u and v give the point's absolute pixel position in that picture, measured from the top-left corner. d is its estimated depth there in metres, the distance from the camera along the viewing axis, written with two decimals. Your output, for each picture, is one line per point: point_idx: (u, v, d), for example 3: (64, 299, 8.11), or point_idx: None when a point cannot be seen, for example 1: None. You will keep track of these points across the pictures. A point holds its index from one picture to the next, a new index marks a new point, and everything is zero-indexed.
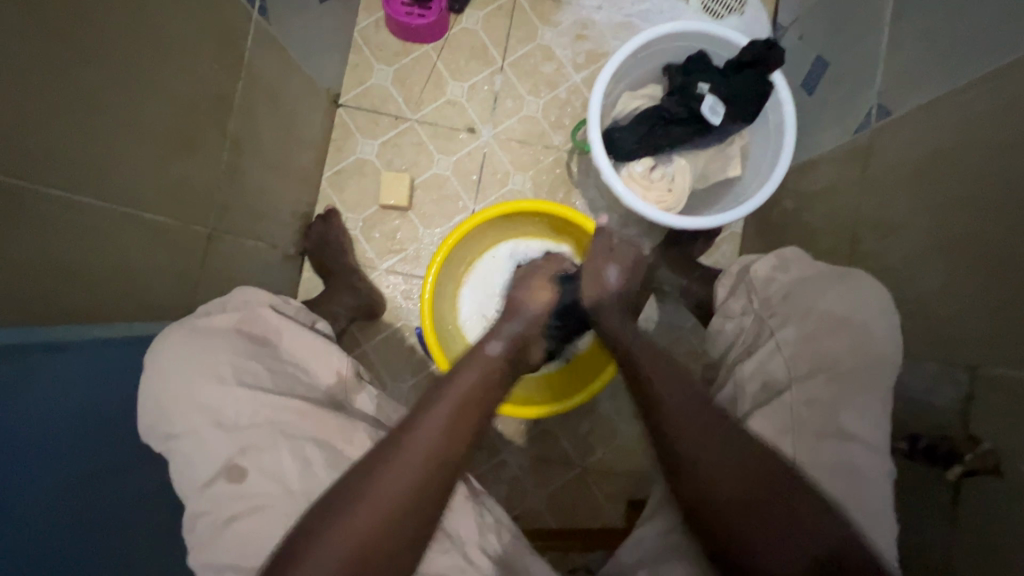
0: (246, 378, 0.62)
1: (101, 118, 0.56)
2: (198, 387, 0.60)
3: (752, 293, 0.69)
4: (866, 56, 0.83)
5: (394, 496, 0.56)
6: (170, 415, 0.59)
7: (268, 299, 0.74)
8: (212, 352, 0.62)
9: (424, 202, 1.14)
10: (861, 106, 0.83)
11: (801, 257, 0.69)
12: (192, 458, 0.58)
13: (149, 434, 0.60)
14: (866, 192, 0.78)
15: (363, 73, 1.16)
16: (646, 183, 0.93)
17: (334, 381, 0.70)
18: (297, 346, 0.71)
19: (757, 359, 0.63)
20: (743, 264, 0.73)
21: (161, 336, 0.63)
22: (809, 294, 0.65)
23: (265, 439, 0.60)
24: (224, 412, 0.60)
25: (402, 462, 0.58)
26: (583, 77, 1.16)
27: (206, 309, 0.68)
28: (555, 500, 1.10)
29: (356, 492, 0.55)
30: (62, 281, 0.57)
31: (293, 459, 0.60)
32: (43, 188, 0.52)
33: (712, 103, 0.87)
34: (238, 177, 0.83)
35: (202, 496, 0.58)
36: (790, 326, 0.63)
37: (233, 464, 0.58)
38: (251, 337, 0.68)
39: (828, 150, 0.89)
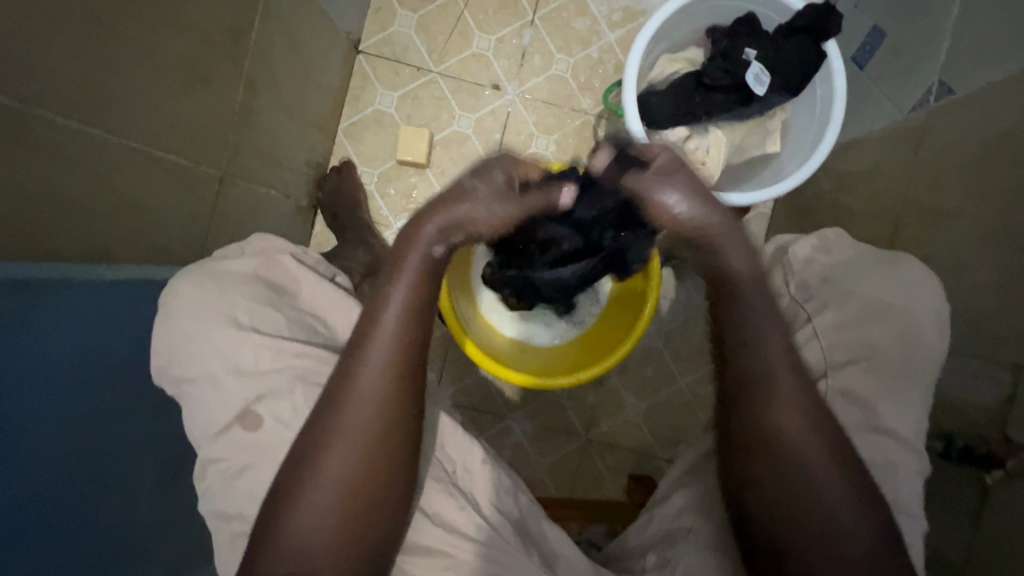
0: (263, 326, 0.59)
1: (112, 43, 0.52)
2: (212, 329, 0.58)
3: (790, 275, 0.63)
4: (929, 27, 0.77)
5: (366, 417, 0.52)
6: (185, 355, 0.57)
7: (290, 248, 0.69)
8: (228, 296, 0.59)
9: (443, 159, 1.10)
10: (918, 83, 0.77)
11: (842, 238, 0.64)
12: (205, 401, 0.56)
13: (162, 375, 0.58)
14: (915, 177, 0.74)
15: (386, 18, 1.09)
16: (683, 152, 0.86)
17: (351, 335, 0.66)
18: (318, 296, 0.67)
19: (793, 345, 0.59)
20: (779, 243, 0.68)
21: (176, 281, 0.60)
22: (849, 278, 0.60)
23: (282, 389, 0.57)
24: (240, 358, 0.57)
25: (356, 388, 0.53)
26: (618, 36, 1.09)
27: (224, 254, 0.64)
28: (557, 469, 1.10)
29: (326, 420, 0.52)
30: (68, 214, 0.54)
31: (309, 410, 0.57)
32: (50, 116, 0.49)
33: (757, 71, 0.82)
34: (252, 119, 0.79)
35: (218, 440, 0.56)
36: (828, 313, 0.59)
37: (250, 413, 0.56)
38: (272, 285, 0.64)
39: (877, 130, 0.84)
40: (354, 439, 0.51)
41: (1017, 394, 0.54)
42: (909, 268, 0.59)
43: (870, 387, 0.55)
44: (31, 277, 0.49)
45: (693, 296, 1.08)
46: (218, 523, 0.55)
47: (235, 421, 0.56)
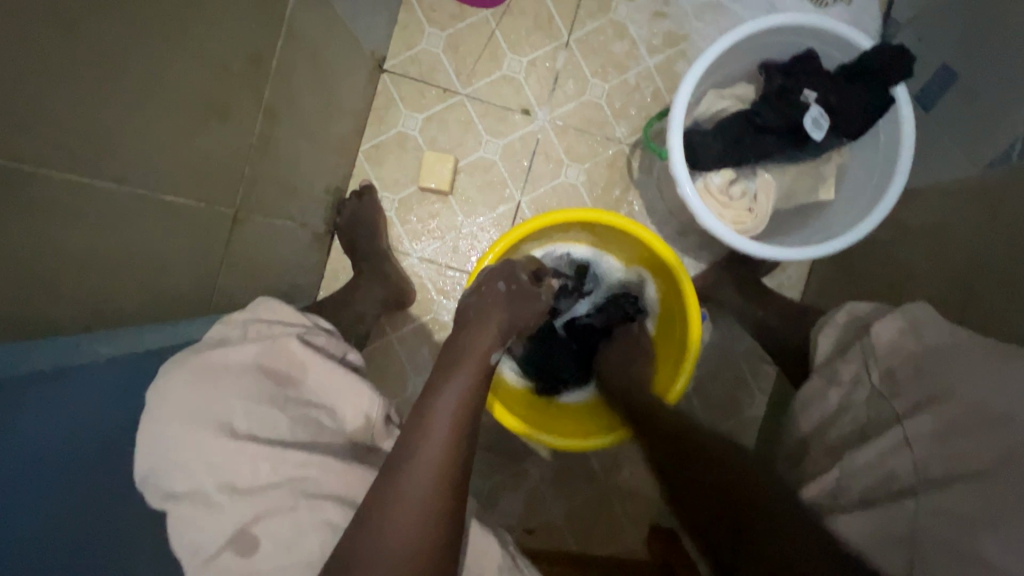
0: (261, 431, 0.50)
1: (118, 87, 0.47)
2: (201, 437, 0.47)
3: (869, 359, 0.60)
4: (1013, 75, 0.69)
5: (424, 510, 0.46)
6: (169, 467, 0.46)
7: (297, 326, 0.61)
8: (224, 393, 0.50)
9: (467, 186, 1.05)
10: (997, 136, 0.70)
11: (934, 318, 0.59)
12: (191, 526, 0.46)
13: (144, 489, 0.47)
14: (992, 241, 0.67)
15: (412, 36, 1.04)
16: (724, 199, 0.82)
17: (361, 424, 0.58)
18: (325, 383, 0.58)
19: (877, 450, 0.55)
20: (853, 312, 0.66)
21: (162, 375, 0.50)
22: (946, 367, 0.54)
23: (283, 507, 0.48)
24: (235, 473, 0.47)
25: (415, 472, 0.47)
26: (657, 62, 1.02)
27: (223, 334, 0.56)
28: (575, 518, 1.04)
29: (378, 516, 0.45)
30: (65, 272, 0.47)
31: (318, 535, 0.47)
32: (53, 173, 0.44)
33: (815, 115, 0.76)
34: (270, 152, 0.74)
35: (203, 574, 0.45)
36: (925, 413, 0.53)
37: (244, 540, 0.46)
38: (274, 375, 0.55)
39: (946, 182, 0.77)
40: (406, 538, 0.44)
41: None
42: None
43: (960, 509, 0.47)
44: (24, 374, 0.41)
45: (726, 342, 1.02)
46: None
47: (225, 547, 0.46)
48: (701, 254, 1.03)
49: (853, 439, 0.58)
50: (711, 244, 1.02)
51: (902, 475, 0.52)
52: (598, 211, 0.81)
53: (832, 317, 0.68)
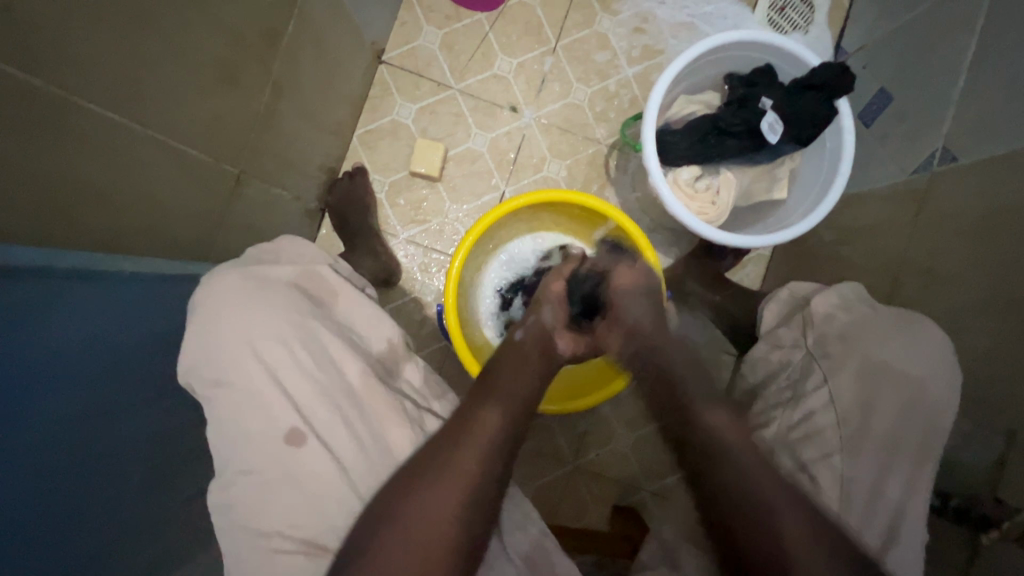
0: (306, 336, 0.60)
1: (151, 36, 0.52)
2: (259, 337, 0.58)
3: (807, 326, 0.67)
4: (936, 95, 0.80)
5: (466, 466, 0.55)
6: (220, 360, 0.57)
7: (323, 257, 0.70)
8: (274, 306, 0.60)
9: (455, 175, 1.11)
10: (922, 148, 0.81)
11: (861, 294, 0.68)
12: (244, 407, 0.56)
13: (192, 376, 0.57)
14: (916, 235, 0.76)
15: (411, 33, 1.11)
16: (691, 192, 0.90)
17: (385, 348, 0.68)
18: (352, 311, 0.68)
19: (808, 406, 0.62)
20: (797, 293, 0.73)
21: (215, 279, 0.60)
22: (867, 337, 0.63)
23: (323, 401, 0.58)
24: (282, 370, 0.58)
25: (479, 430, 0.58)
26: (635, 72, 1.12)
27: (259, 258, 0.65)
28: (543, 493, 1.09)
29: (422, 483, 0.54)
30: (75, 194, 0.51)
31: (347, 427, 0.58)
32: (79, 103, 0.48)
33: (771, 120, 0.85)
34: (274, 121, 0.79)
35: (257, 451, 0.56)
36: (845, 372, 0.62)
37: (292, 428, 0.56)
38: (308, 294, 0.65)
39: (881, 187, 0.88)
40: (461, 480, 0.54)
41: (1008, 459, 0.57)
42: (929, 336, 0.61)
43: (879, 454, 0.58)
44: (55, 266, 0.48)
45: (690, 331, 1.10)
46: (243, 537, 0.55)
47: (274, 431, 0.57)
48: (669, 249, 1.11)
49: (787, 391, 0.65)
50: (679, 241, 1.11)
51: (826, 426, 0.60)
52: (539, 192, 0.88)
53: (777, 293, 0.75)
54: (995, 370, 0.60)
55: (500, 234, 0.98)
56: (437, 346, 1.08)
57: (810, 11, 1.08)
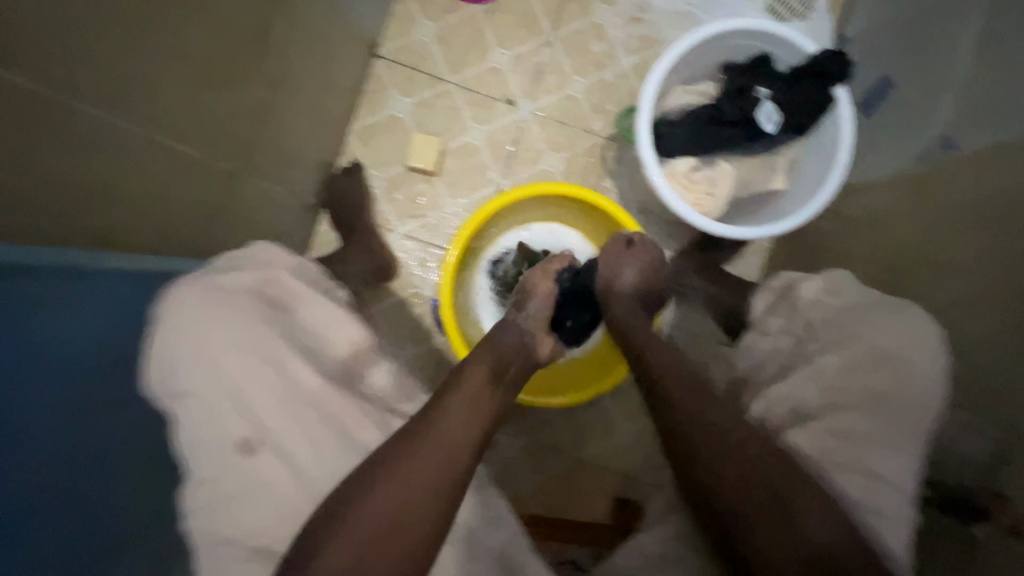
0: (265, 346, 0.58)
1: (148, 37, 0.52)
2: (217, 348, 0.55)
3: (794, 313, 0.70)
4: (937, 82, 0.79)
5: (408, 489, 0.53)
6: (182, 368, 0.54)
7: (290, 264, 0.69)
8: (232, 315, 0.57)
9: (452, 169, 1.11)
10: (924, 135, 0.79)
11: (851, 281, 0.69)
12: (200, 419, 0.54)
13: (151, 389, 0.55)
14: (917, 225, 0.75)
15: (406, 27, 1.11)
16: (688, 183, 0.89)
17: (349, 352, 0.66)
18: (312, 315, 0.66)
19: (791, 382, 0.63)
20: (786, 281, 0.74)
21: (178, 292, 0.57)
22: (853, 319, 0.64)
23: (283, 411, 0.57)
24: (243, 379, 0.55)
25: (439, 431, 0.57)
26: (633, 63, 1.11)
27: (226, 266, 0.64)
28: (543, 487, 1.09)
29: (372, 480, 0.53)
30: (61, 193, 0.51)
31: (305, 438, 0.57)
32: (73, 102, 0.49)
33: (768, 110, 0.85)
34: (269, 116, 0.79)
35: (213, 461, 0.54)
36: (831, 353, 0.62)
37: (248, 438, 0.55)
38: (269, 300, 0.63)
39: (881, 176, 0.86)
40: (416, 476, 0.54)
41: (1008, 451, 0.56)
42: (911, 316, 0.61)
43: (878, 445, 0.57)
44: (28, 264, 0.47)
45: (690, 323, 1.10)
46: (209, 547, 0.53)
47: (230, 442, 0.55)
48: (668, 242, 1.10)
49: (776, 376, 0.67)
50: (677, 233, 1.10)
51: (808, 402, 0.61)
52: (534, 186, 0.88)
53: (770, 283, 0.77)
54: (994, 361, 0.59)
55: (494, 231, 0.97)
56: (436, 341, 1.08)
57: None
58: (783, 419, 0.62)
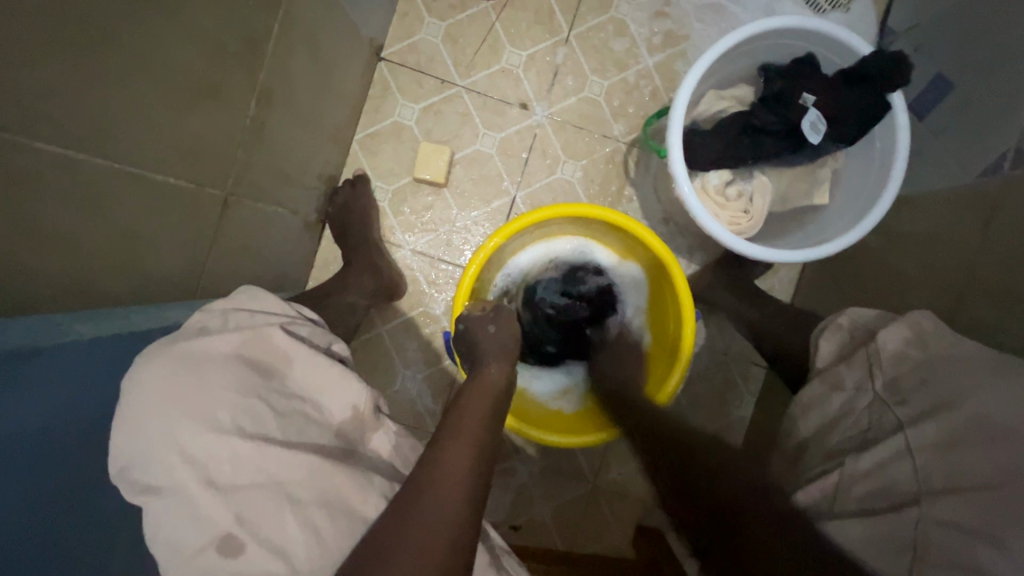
0: (249, 425, 0.49)
1: (115, 61, 0.46)
2: (186, 430, 0.46)
3: (875, 367, 0.58)
4: (1007, 86, 0.70)
5: (419, 557, 0.44)
6: (146, 461, 0.45)
7: (281, 316, 0.61)
8: (207, 389, 0.49)
9: (462, 179, 1.04)
10: (991, 147, 0.71)
11: (940, 326, 0.58)
12: (169, 519, 0.45)
13: (116, 481, 0.45)
14: (984, 249, 0.67)
15: (411, 26, 1.03)
16: (721, 200, 0.82)
17: (349, 418, 0.57)
18: (309, 377, 0.57)
19: (875, 457, 0.53)
20: (856, 321, 0.65)
21: (140, 365, 0.49)
22: (951, 379, 0.53)
23: (271, 499, 0.47)
24: (218, 464, 0.47)
25: (443, 485, 0.50)
26: (656, 61, 1.02)
27: (203, 322, 0.56)
28: (562, 516, 1.03)
29: (373, 560, 0.44)
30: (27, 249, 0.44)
31: (302, 532, 0.47)
32: (37, 145, 0.43)
33: (813, 118, 0.75)
34: (263, 135, 0.72)
35: (184, 570, 0.45)
36: (929, 424, 0.52)
37: (228, 537, 0.45)
38: (256, 366, 0.54)
39: (938, 190, 0.78)
40: (426, 543, 0.45)
41: None
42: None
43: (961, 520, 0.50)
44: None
45: (717, 342, 1.03)
46: None
47: (209, 544, 0.45)
48: (694, 254, 1.03)
49: (855, 444, 0.56)
50: (704, 246, 1.03)
51: (900, 481, 0.51)
52: (551, 206, 0.80)
53: (837, 320, 0.67)
54: None
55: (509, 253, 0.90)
56: (448, 363, 1.02)
57: None
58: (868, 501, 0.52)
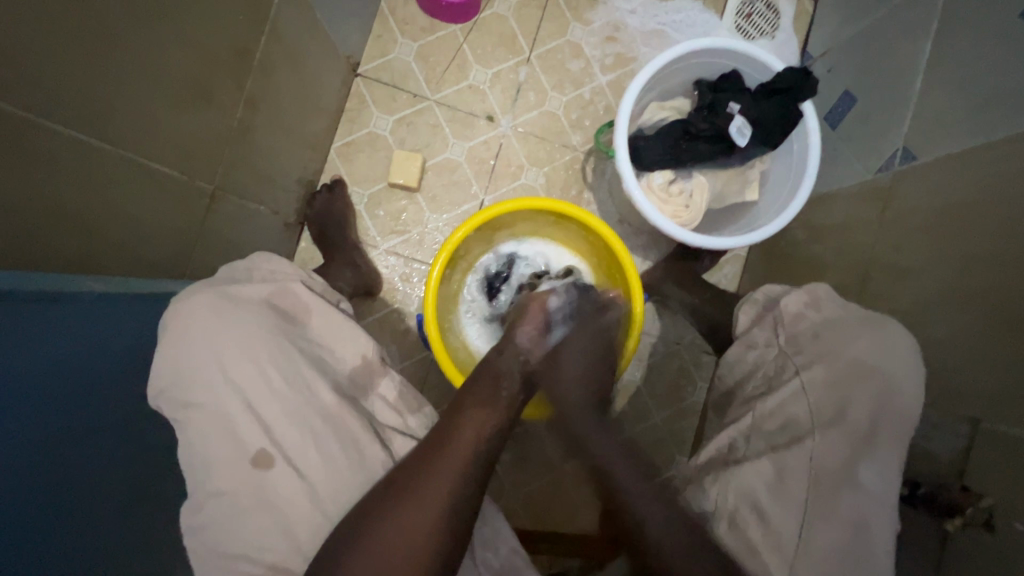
0: (273, 359, 0.60)
1: (120, 57, 0.52)
2: (226, 356, 0.59)
3: (779, 326, 0.71)
4: (896, 96, 0.83)
5: (431, 500, 0.57)
6: (191, 381, 0.58)
7: (297, 273, 0.73)
8: (240, 328, 0.61)
9: (434, 185, 1.12)
10: (886, 147, 0.83)
11: (832, 295, 0.71)
12: (211, 428, 0.57)
13: (163, 398, 0.58)
14: (883, 232, 0.79)
15: (386, 45, 1.12)
16: (665, 196, 0.92)
17: (359, 363, 0.69)
18: (324, 327, 0.69)
19: (779, 398, 0.65)
20: (768, 295, 0.76)
21: (188, 294, 0.62)
22: (839, 335, 0.65)
23: (294, 426, 0.58)
24: (252, 391, 0.59)
25: (459, 447, 0.61)
26: (609, 80, 1.14)
27: (235, 275, 0.68)
28: (531, 500, 1.09)
29: (392, 498, 0.56)
30: (42, 219, 0.51)
31: (319, 453, 0.58)
32: (49, 124, 0.49)
33: (739, 124, 0.87)
34: (249, 135, 0.79)
35: (225, 473, 0.56)
36: (816, 367, 0.63)
37: (261, 450, 0.57)
38: (281, 312, 0.67)
39: (847, 187, 0.90)
40: (440, 491, 0.58)
41: (974, 446, 0.59)
42: (891, 330, 0.64)
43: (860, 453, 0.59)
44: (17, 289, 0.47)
45: (671, 332, 1.12)
46: (212, 561, 0.56)
47: (243, 456, 0.57)
48: (647, 252, 1.12)
49: (760, 390, 0.69)
50: (657, 243, 1.13)
51: (807, 418, 0.61)
52: (520, 200, 0.89)
53: (754, 295, 0.79)
54: (957, 362, 0.63)
55: (478, 246, 0.99)
56: (421, 356, 1.08)
57: (775, 18, 1.12)
58: (774, 435, 0.63)
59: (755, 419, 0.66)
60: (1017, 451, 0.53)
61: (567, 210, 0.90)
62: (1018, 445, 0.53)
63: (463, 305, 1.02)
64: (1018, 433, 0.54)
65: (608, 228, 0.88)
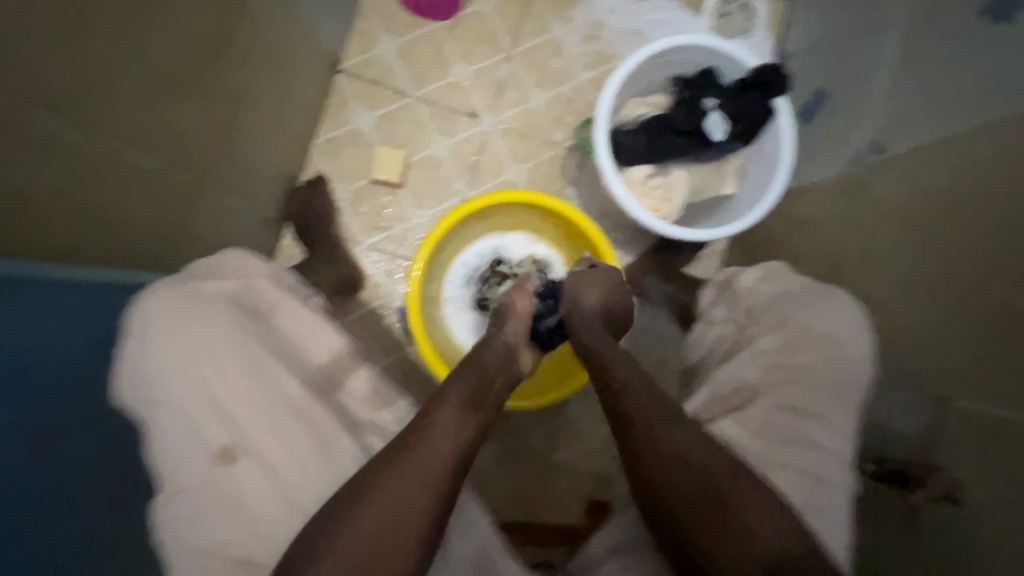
0: (238, 354, 0.60)
1: (95, 45, 0.52)
2: (188, 352, 0.58)
3: (736, 303, 0.74)
4: (864, 92, 0.86)
5: (398, 503, 0.55)
6: (155, 379, 0.57)
7: (266, 270, 0.72)
8: (203, 325, 0.60)
9: (417, 181, 1.12)
10: (857, 141, 0.85)
11: (785, 272, 0.73)
12: (173, 426, 0.57)
13: (126, 398, 0.57)
14: (854, 223, 0.81)
15: (367, 42, 1.12)
16: (645, 190, 0.94)
17: (328, 358, 0.68)
18: (292, 322, 0.69)
19: (735, 366, 0.67)
20: (729, 274, 0.79)
21: (149, 296, 0.61)
22: (791, 305, 0.68)
23: (261, 418, 0.59)
24: (217, 386, 0.58)
25: (426, 449, 0.59)
26: (589, 77, 1.15)
27: (199, 273, 0.66)
28: (517, 494, 1.09)
29: (355, 501, 0.55)
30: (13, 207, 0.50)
31: (285, 446, 0.59)
32: (20, 110, 0.48)
33: (716, 119, 0.89)
34: (229, 128, 0.78)
35: (191, 469, 0.56)
36: (770, 335, 0.67)
37: (226, 445, 0.57)
38: (247, 308, 0.66)
39: (820, 180, 0.93)
40: (408, 494, 0.56)
41: (942, 424, 0.61)
42: (838, 300, 0.67)
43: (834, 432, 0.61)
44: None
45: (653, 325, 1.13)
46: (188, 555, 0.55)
47: (210, 451, 0.57)
48: (629, 246, 1.14)
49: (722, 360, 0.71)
50: (638, 238, 1.14)
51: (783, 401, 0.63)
52: (505, 193, 0.90)
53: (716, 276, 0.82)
54: (926, 343, 0.65)
55: (461, 240, 1.00)
56: (405, 352, 1.08)
57: (750, 18, 1.15)
58: (732, 402, 0.66)
59: (714, 390, 0.68)
60: (985, 427, 0.55)
61: (552, 203, 0.91)
62: (986, 422, 0.55)
63: (448, 299, 1.02)
64: (985, 409, 0.56)
65: (594, 224, 0.89)
